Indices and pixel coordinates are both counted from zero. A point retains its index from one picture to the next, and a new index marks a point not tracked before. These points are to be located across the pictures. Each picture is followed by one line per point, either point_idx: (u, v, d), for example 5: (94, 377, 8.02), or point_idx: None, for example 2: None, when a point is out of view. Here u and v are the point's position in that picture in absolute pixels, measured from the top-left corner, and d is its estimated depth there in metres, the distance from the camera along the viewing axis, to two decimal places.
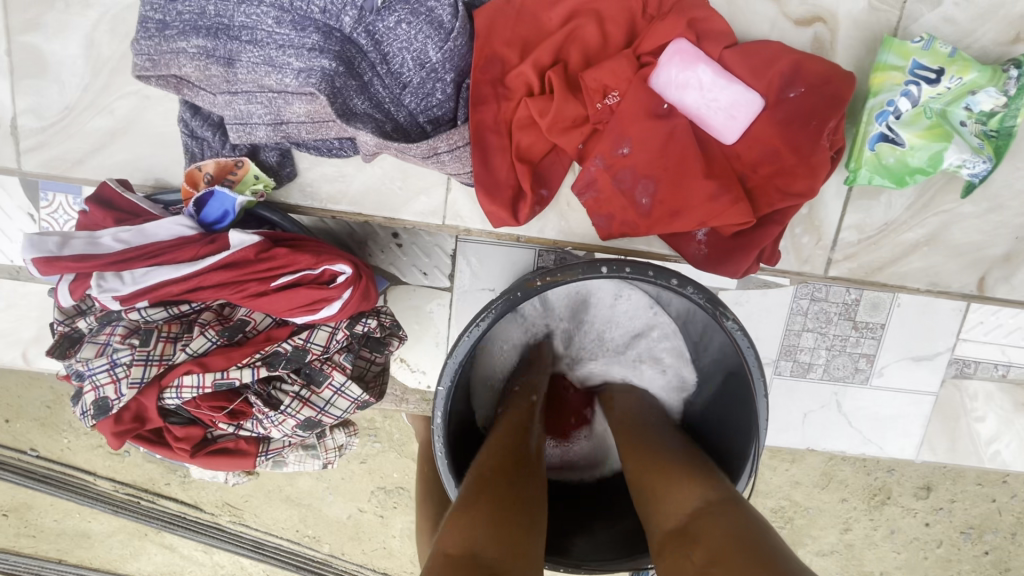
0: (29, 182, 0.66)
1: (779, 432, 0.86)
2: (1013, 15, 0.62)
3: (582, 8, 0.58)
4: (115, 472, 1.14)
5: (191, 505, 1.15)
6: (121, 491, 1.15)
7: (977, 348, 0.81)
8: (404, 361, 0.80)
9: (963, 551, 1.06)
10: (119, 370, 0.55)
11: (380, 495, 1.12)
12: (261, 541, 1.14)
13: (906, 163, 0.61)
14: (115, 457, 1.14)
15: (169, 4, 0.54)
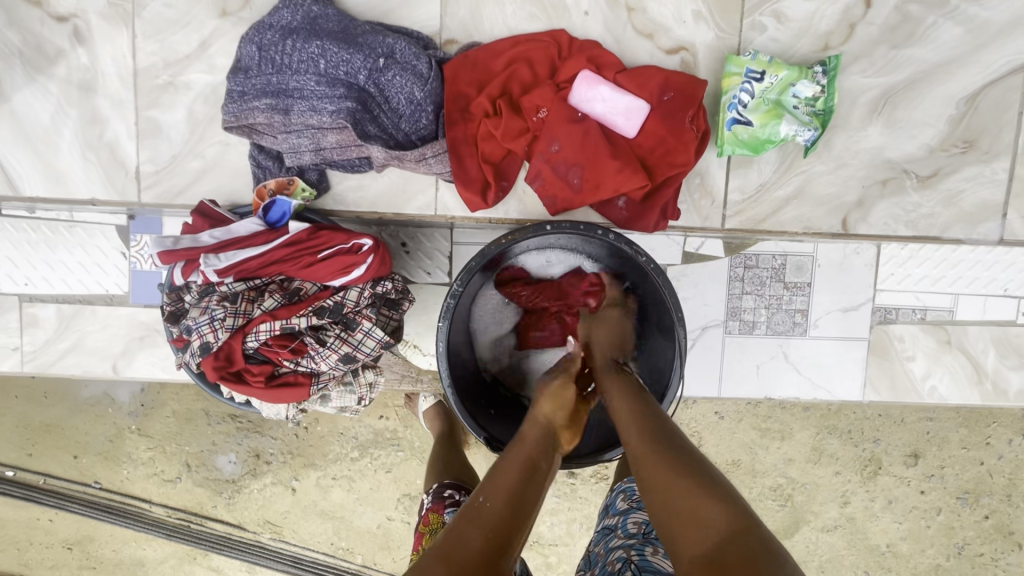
0: (125, 229, 0.96)
1: (737, 384, 1.04)
2: (820, 31, 0.89)
3: (516, 57, 0.86)
4: (167, 497, 1.37)
5: (237, 525, 1.38)
6: (175, 515, 1.38)
7: (894, 296, 1.01)
8: (417, 347, 1.04)
9: (963, 515, 1.26)
10: (217, 322, 0.80)
11: (406, 500, 1.36)
12: (300, 555, 1.37)
13: (758, 137, 0.87)
14: (169, 483, 1.37)
15: (245, 80, 0.82)
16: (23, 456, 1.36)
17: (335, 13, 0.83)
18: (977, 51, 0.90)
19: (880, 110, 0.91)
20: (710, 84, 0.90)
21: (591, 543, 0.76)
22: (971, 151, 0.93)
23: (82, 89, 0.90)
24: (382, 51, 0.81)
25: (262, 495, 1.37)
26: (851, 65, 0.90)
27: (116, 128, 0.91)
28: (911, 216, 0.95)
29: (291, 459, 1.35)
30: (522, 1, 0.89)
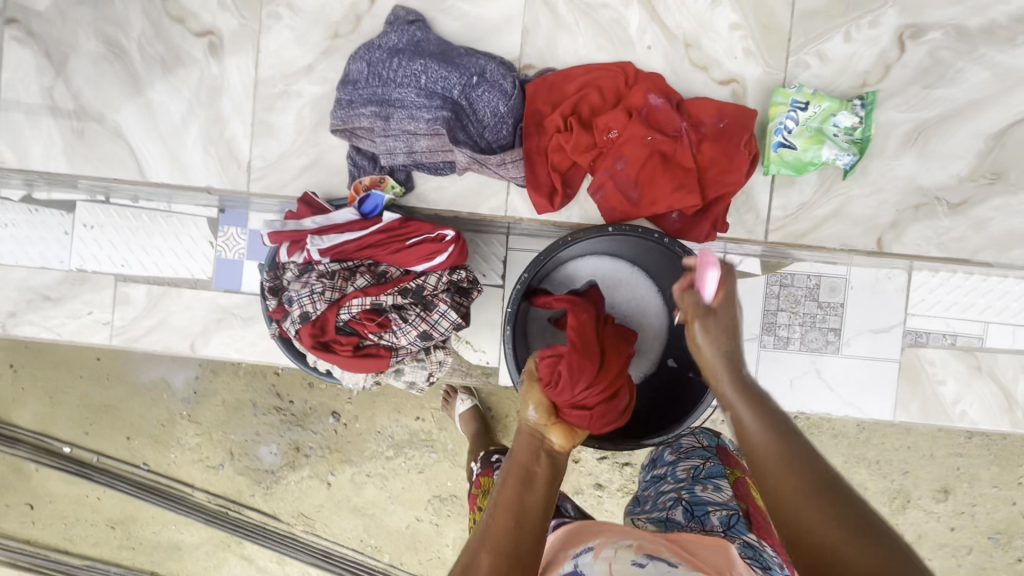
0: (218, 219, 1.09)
1: None
2: (858, 71, 1.00)
3: (588, 82, 0.98)
4: (210, 483, 1.51)
5: (272, 515, 1.51)
6: (215, 501, 1.51)
7: None
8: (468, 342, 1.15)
9: None
10: (316, 295, 0.91)
11: (436, 502, 1.46)
12: (331, 549, 1.48)
13: (802, 159, 0.97)
14: (212, 470, 1.51)
15: (353, 91, 0.95)
16: (80, 433, 1.55)
17: (433, 37, 0.97)
18: (1002, 93, 1.00)
19: (912, 142, 1.01)
20: (758, 111, 1.00)
21: (640, 488, 0.92)
22: (998, 182, 1.01)
23: (211, 92, 1.04)
24: (475, 71, 0.94)
25: (299, 489, 1.49)
26: (887, 101, 1.00)
27: (234, 128, 1.04)
28: (942, 239, 1.02)
29: (329, 453, 1.48)
30: (593, 34, 1.01)
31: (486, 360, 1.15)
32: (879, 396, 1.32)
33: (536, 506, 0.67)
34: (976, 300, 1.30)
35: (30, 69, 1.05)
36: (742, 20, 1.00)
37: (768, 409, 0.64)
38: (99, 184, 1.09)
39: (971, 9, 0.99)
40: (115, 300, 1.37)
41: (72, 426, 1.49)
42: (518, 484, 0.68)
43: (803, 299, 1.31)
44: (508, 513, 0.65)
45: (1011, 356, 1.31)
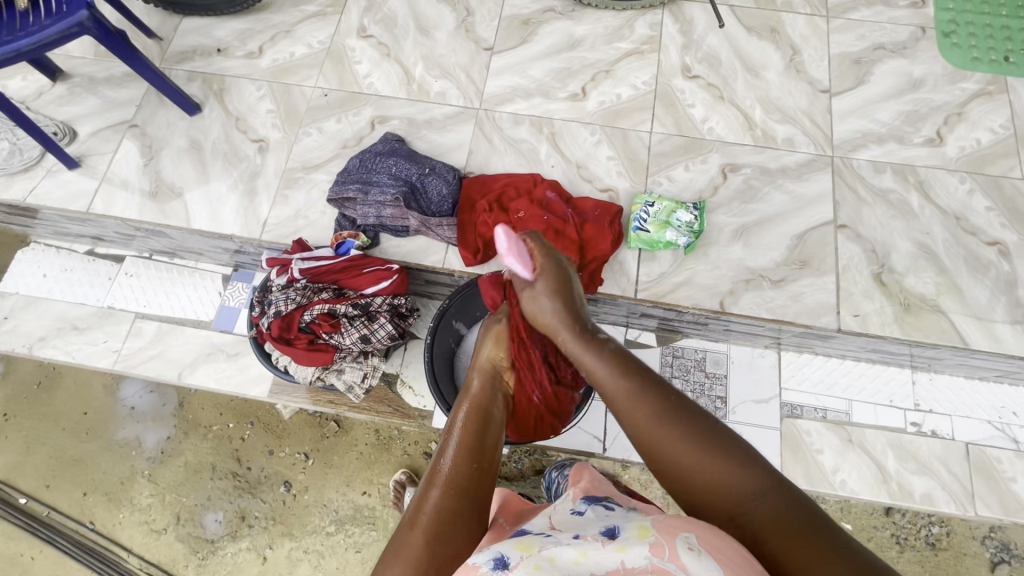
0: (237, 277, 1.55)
1: None
2: (696, 189, 1.45)
3: (508, 182, 1.42)
4: (149, 547, 1.83)
5: None
6: (146, 568, 1.81)
7: None
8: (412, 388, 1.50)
9: None
10: (289, 299, 1.23)
11: None
12: None
13: (655, 239, 1.36)
14: (154, 533, 1.84)
15: (347, 176, 1.41)
16: (41, 487, 1.89)
17: (405, 148, 1.46)
18: (799, 210, 1.43)
19: (738, 237, 1.40)
20: (624, 208, 1.42)
21: None
22: (807, 267, 1.37)
23: (253, 174, 1.51)
24: (428, 167, 1.41)
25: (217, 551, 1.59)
26: (718, 209, 1.43)
27: (262, 198, 1.49)
28: (770, 305, 1.35)
29: (271, 525, 1.82)
30: (515, 156, 1.50)
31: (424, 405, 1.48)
32: (766, 461, 1.49)
33: (496, 440, 0.80)
34: (838, 380, 1.55)
35: (134, 155, 1.55)
36: (615, 154, 1.49)
37: (624, 358, 0.76)
38: (153, 229, 1.50)
39: (769, 157, 1.48)
40: (129, 332, 1.68)
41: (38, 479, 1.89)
42: (478, 419, 0.81)
43: (693, 368, 1.57)
44: (446, 485, 0.73)
45: (877, 431, 1.50)
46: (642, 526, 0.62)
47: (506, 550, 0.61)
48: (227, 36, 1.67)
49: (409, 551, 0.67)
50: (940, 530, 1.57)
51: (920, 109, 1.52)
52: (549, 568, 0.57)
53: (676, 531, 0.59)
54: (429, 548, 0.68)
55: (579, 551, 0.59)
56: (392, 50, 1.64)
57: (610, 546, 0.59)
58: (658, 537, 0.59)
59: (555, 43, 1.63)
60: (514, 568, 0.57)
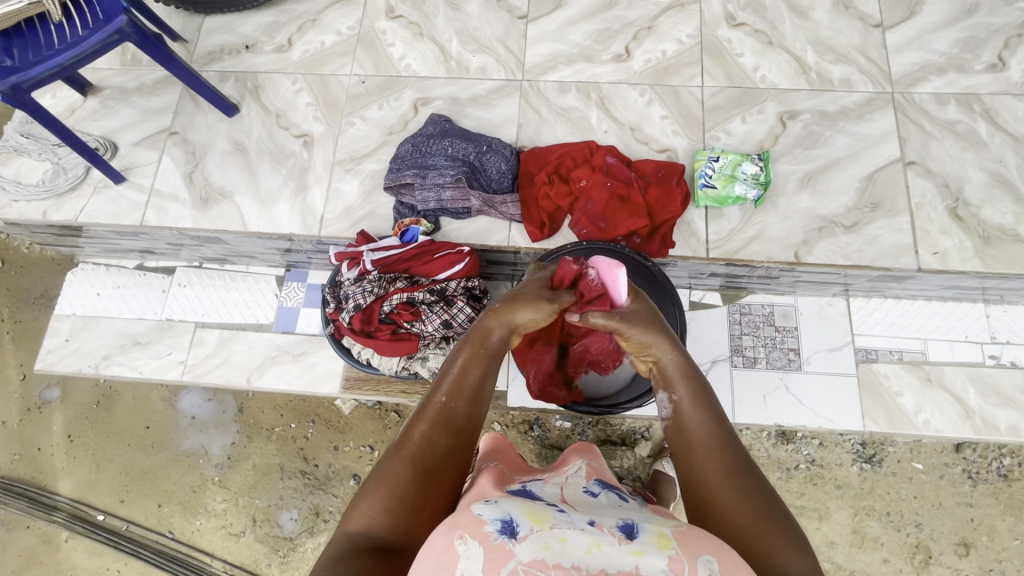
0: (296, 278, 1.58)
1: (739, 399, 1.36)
2: (756, 140, 1.41)
3: (564, 151, 1.39)
4: (230, 550, 1.86)
5: None
6: (230, 570, 1.85)
7: None
8: None
9: None
10: (366, 291, 1.22)
11: None
12: None
13: (724, 195, 1.34)
14: (234, 536, 1.87)
15: (401, 162, 1.38)
16: (117, 502, 1.92)
17: (456, 128, 1.43)
18: (864, 151, 1.39)
19: (804, 185, 1.37)
20: (686, 166, 1.39)
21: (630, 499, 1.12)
22: (878, 209, 1.35)
23: (301, 171, 1.49)
24: (484, 145, 1.38)
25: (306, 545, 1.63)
26: (781, 158, 1.40)
27: (315, 194, 1.46)
28: (845, 251, 1.32)
29: None
30: (567, 125, 1.46)
31: None
32: (844, 408, 1.49)
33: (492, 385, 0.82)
34: (909, 321, 1.53)
35: (178, 163, 1.52)
36: (668, 113, 1.45)
37: (705, 394, 0.79)
38: (208, 236, 1.48)
39: (827, 100, 1.44)
40: (191, 342, 1.68)
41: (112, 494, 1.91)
42: (488, 359, 0.82)
43: (762, 324, 1.55)
44: (435, 423, 0.75)
45: (954, 368, 1.49)
46: (662, 533, 0.61)
47: (517, 514, 0.62)
48: (254, 32, 1.63)
49: (396, 479, 0.70)
50: (1012, 462, 1.57)
51: (979, 34, 1.47)
52: (558, 552, 0.57)
53: (697, 552, 0.58)
54: (417, 480, 0.71)
55: (593, 542, 0.59)
56: (424, 29, 1.59)
57: (626, 547, 0.59)
58: (678, 552, 0.58)
59: (591, 4, 1.57)
60: (522, 540, 0.58)
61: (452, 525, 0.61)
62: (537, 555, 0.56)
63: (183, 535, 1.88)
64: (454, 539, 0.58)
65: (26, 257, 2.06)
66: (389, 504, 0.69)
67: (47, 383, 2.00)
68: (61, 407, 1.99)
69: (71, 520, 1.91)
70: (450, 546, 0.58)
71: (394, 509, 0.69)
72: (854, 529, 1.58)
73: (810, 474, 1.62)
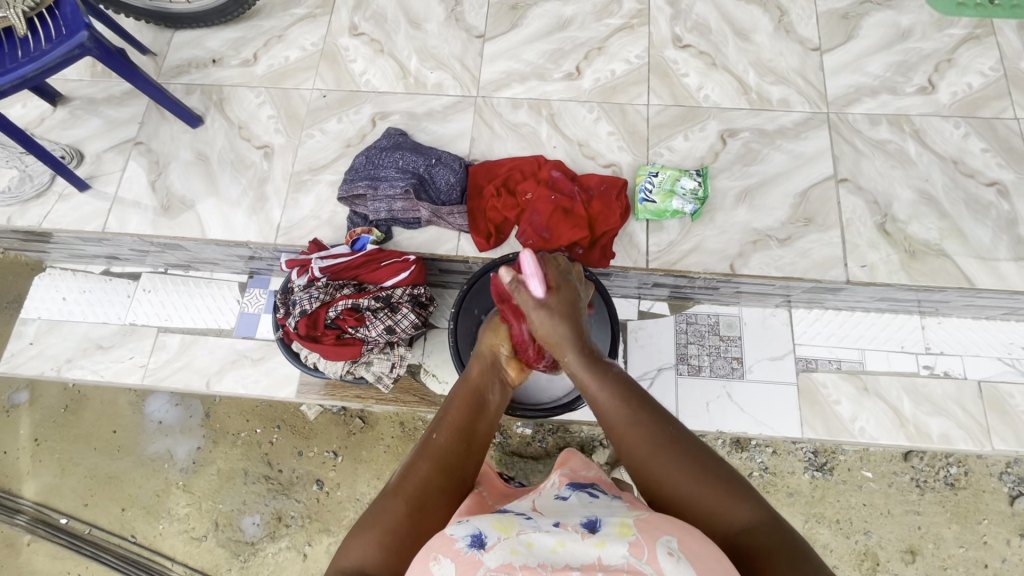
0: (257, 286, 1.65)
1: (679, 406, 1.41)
2: (697, 157, 1.48)
3: (513, 165, 1.45)
4: (191, 554, 1.88)
5: None
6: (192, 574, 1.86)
7: None
8: (435, 375, 1.54)
9: None
10: (313, 297, 1.27)
11: None
12: None
13: (662, 209, 1.39)
14: (195, 541, 1.88)
15: (355, 173, 1.44)
16: (80, 506, 1.93)
17: (409, 142, 1.48)
18: (799, 168, 1.45)
19: (742, 200, 1.43)
20: (629, 181, 1.45)
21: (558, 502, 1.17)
22: (811, 224, 1.41)
23: (261, 181, 1.54)
24: (434, 158, 1.44)
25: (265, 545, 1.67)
26: (721, 174, 1.46)
27: (273, 203, 1.51)
28: (779, 264, 1.38)
29: (309, 523, 1.87)
30: (517, 140, 1.52)
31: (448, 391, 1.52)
32: (786, 415, 1.54)
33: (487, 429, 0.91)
34: (850, 332, 1.58)
35: (142, 172, 1.57)
36: (614, 130, 1.51)
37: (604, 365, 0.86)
38: (169, 243, 1.52)
39: (766, 119, 1.51)
40: (154, 347, 1.71)
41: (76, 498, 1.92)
42: (474, 403, 0.92)
43: (707, 333, 1.60)
44: (429, 463, 0.83)
45: (891, 377, 1.54)
46: (623, 523, 0.68)
47: (486, 528, 0.68)
48: (221, 46, 1.68)
49: (391, 517, 0.77)
50: (958, 471, 1.62)
51: (910, 59, 1.54)
52: (525, 553, 0.63)
53: (656, 536, 0.65)
54: (409, 515, 0.78)
55: (557, 541, 0.65)
56: (385, 46, 1.65)
57: (589, 540, 0.65)
58: (639, 537, 0.64)
59: (545, 25, 1.64)
60: (491, 548, 0.64)
61: (428, 550, 0.67)
62: (504, 559, 0.62)
63: (145, 539, 1.89)
64: (430, 562, 0.65)
65: None
66: (384, 539, 0.75)
67: (15, 387, 2.02)
68: (28, 410, 2.01)
69: (34, 523, 1.92)
70: (428, 569, 0.64)
71: (390, 543, 0.75)
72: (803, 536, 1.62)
73: (763, 481, 1.66)
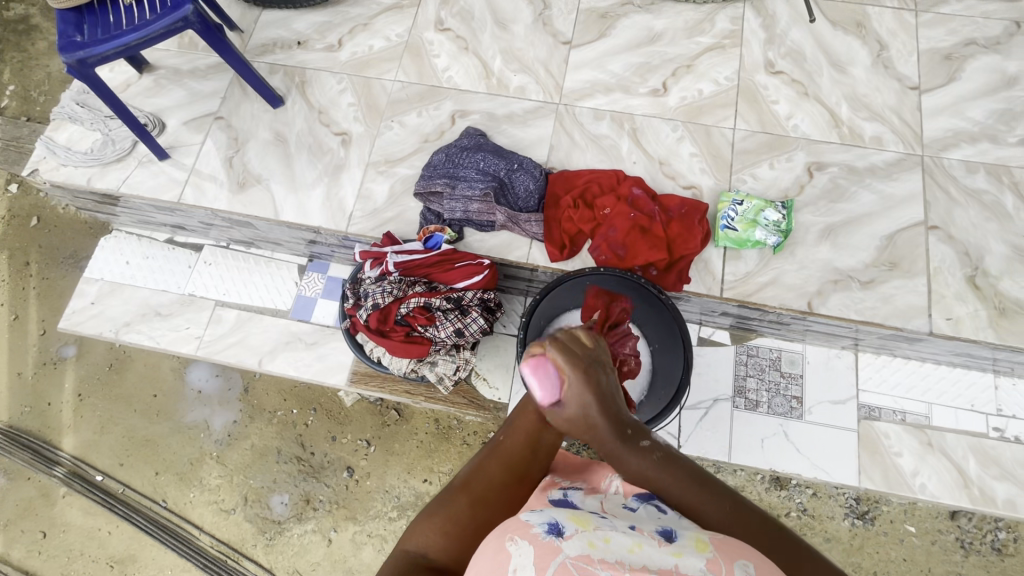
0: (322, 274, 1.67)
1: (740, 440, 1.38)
2: (781, 187, 1.44)
3: (592, 178, 1.43)
4: (219, 525, 1.89)
5: (267, 567, 1.85)
6: (217, 544, 1.88)
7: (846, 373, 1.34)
8: (487, 381, 1.52)
9: None
10: (385, 292, 1.27)
11: None
12: None
13: (743, 238, 1.37)
14: (224, 513, 1.90)
15: (433, 170, 1.43)
16: (117, 465, 1.96)
17: (489, 143, 1.47)
18: (888, 209, 1.41)
19: (824, 237, 1.39)
20: (709, 206, 1.42)
21: None
22: (895, 269, 1.36)
23: (336, 167, 1.54)
24: (515, 163, 1.42)
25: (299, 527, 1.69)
26: (805, 208, 1.42)
27: (346, 192, 1.51)
28: (858, 306, 1.34)
29: (336, 509, 1.87)
30: (597, 153, 1.50)
31: (499, 397, 1.50)
32: (841, 461, 1.49)
33: (556, 429, 0.86)
34: (916, 384, 1.53)
35: (220, 147, 1.58)
36: (697, 151, 1.48)
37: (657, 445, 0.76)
38: (240, 220, 1.53)
39: (856, 156, 1.46)
40: (209, 319, 1.73)
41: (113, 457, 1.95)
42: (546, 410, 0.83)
43: (767, 368, 1.56)
44: (496, 461, 0.80)
45: (956, 435, 1.49)
46: (699, 538, 0.64)
47: (562, 518, 0.65)
48: (307, 29, 1.69)
49: (455, 509, 0.75)
50: (1006, 536, 1.55)
51: (1014, 108, 1.48)
52: (603, 548, 0.60)
53: (734, 557, 0.61)
54: (472, 510, 0.75)
55: (635, 542, 0.62)
56: (470, 44, 1.64)
57: (666, 548, 0.62)
58: (717, 555, 0.61)
59: (634, 38, 1.61)
60: (569, 537, 0.61)
61: (502, 531, 0.63)
62: (583, 550, 0.60)
63: (176, 505, 1.92)
64: (506, 541, 0.61)
65: (60, 217, 2.13)
66: (446, 528, 0.74)
67: (64, 342, 2.06)
68: (74, 365, 2.05)
69: (70, 477, 1.96)
70: (502, 548, 0.61)
71: (450, 529, 0.74)
72: None
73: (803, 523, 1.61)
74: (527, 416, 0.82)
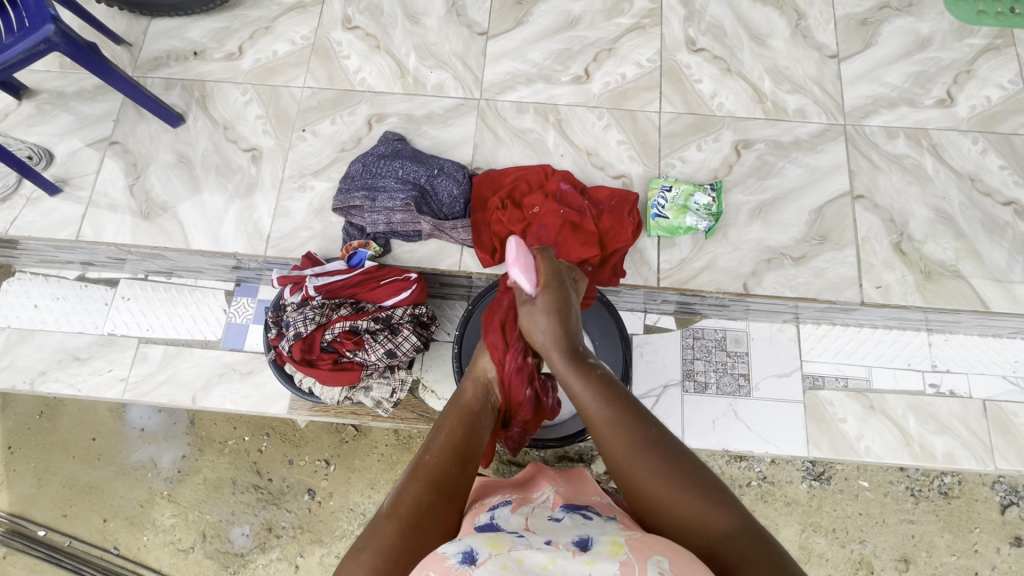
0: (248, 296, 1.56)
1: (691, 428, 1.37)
2: (710, 168, 1.42)
3: (519, 176, 1.36)
4: (177, 566, 1.80)
5: None
6: None
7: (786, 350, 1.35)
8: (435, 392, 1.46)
9: None
10: (307, 318, 1.20)
11: None
12: None
13: (674, 225, 1.35)
14: (181, 553, 1.81)
15: (350, 182, 1.35)
16: (59, 517, 1.84)
17: (408, 148, 1.40)
18: (815, 182, 1.41)
19: (754, 216, 1.38)
20: (639, 195, 1.40)
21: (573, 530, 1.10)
22: (826, 241, 1.36)
23: (249, 186, 1.44)
24: (436, 168, 1.36)
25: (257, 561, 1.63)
26: (735, 188, 1.40)
27: (262, 211, 1.42)
28: (793, 283, 1.34)
29: (301, 534, 1.80)
30: (522, 148, 1.44)
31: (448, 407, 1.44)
32: (791, 433, 1.52)
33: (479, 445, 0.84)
34: (857, 349, 1.56)
35: (119, 174, 1.46)
36: (624, 138, 1.45)
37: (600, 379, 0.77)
38: (150, 252, 1.43)
39: (782, 130, 1.45)
40: (134, 359, 1.62)
41: (53, 509, 1.83)
42: (467, 427, 0.84)
43: (714, 348, 1.57)
44: (424, 484, 0.75)
45: (897, 395, 1.53)
46: (615, 542, 0.61)
47: (476, 544, 0.61)
48: (203, 37, 1.56)
49: (381, 537, 0.68)
50: (951, 480, 1.62)
51: (929, 69, 1.49)
52: (516, 569, 0.56)
53: (648, 554, 0.57)
54: (401, 533, 0.68)
55: (549, 558, 0.58)
56: (381, 42, 1.55)
57: (580, 558, 0.58)
58: (629, 555, 0.57)
59: (552, 23, 1.55)
60: (480, 563, 0.57)
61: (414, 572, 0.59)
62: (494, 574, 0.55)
63: (129, 550, 1.82)
64: None
65: None
66: (373, 558, 0.65)
67: None
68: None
69: (9, 536, 1.84)
70: None
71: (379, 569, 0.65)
72: (801, 545, 1.62)
73: (762, 491, 1.64)
74: (445, 432, 0.82)
